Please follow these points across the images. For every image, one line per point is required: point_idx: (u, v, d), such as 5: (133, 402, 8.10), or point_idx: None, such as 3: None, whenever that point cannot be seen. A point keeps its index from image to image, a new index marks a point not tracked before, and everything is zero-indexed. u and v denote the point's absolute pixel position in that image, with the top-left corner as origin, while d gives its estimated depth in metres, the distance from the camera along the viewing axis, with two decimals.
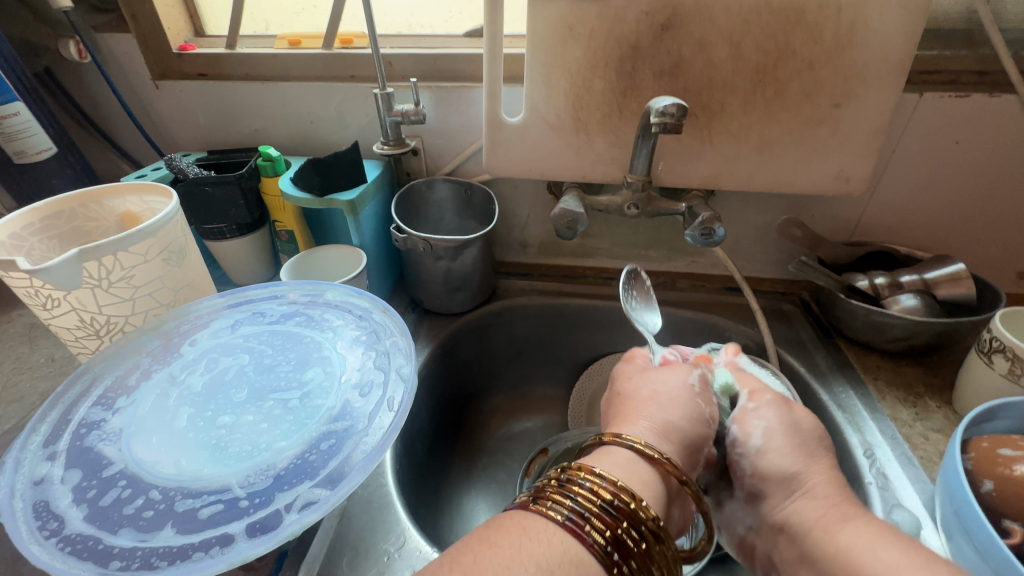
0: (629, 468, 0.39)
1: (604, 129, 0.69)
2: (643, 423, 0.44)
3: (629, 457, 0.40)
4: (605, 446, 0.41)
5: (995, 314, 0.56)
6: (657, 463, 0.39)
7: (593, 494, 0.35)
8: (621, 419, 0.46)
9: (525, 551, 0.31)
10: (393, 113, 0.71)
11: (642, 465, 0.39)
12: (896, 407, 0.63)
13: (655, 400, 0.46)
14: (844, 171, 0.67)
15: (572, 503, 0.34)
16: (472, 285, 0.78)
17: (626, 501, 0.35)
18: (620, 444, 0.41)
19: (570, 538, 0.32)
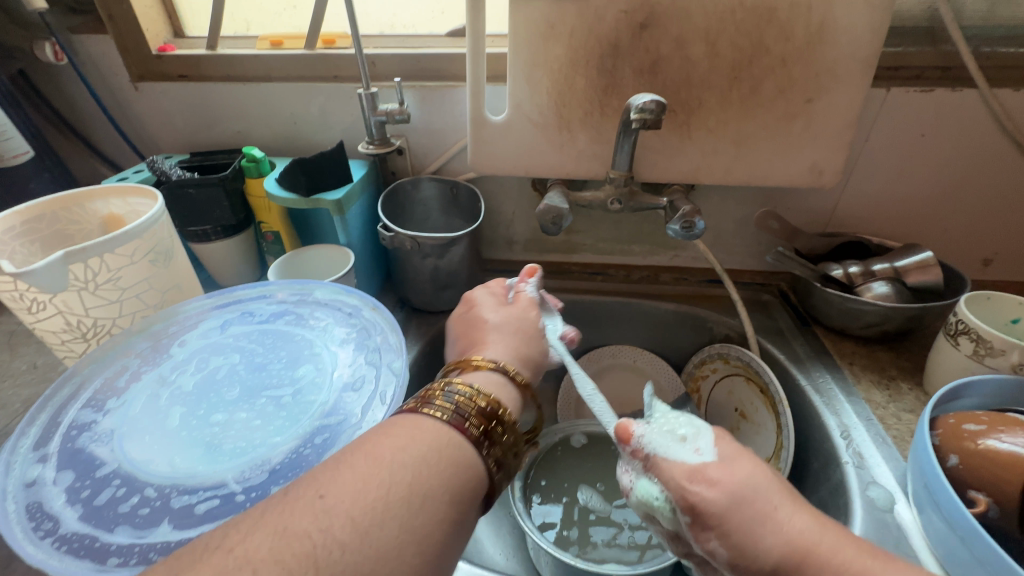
0: (495, 385, 0.42)
1: (586, 126, 0.71)
2: (492, 349, 0.47)
3: (491, 375, 0.42)
4: (471, 367, 0.43)
5: (960, 298, 0.59)
6: (518, 381, 0.43)
7: (469, 397, 0.37)
8: (475, 348, 0.48)
9: (415, 438, 0.33)
10: (378, 112, 0.72)
11: (504, 382, 0.43)
12: (870, 389, 0.65)
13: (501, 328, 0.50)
14: (817, 164, 0.70)
15: (453, 405, 0.36)
16: (460, 282, 0.78)
17: (496, 406, 0.38)
18: (485, 367, 0.43)
19: (448, 430, 0.35)
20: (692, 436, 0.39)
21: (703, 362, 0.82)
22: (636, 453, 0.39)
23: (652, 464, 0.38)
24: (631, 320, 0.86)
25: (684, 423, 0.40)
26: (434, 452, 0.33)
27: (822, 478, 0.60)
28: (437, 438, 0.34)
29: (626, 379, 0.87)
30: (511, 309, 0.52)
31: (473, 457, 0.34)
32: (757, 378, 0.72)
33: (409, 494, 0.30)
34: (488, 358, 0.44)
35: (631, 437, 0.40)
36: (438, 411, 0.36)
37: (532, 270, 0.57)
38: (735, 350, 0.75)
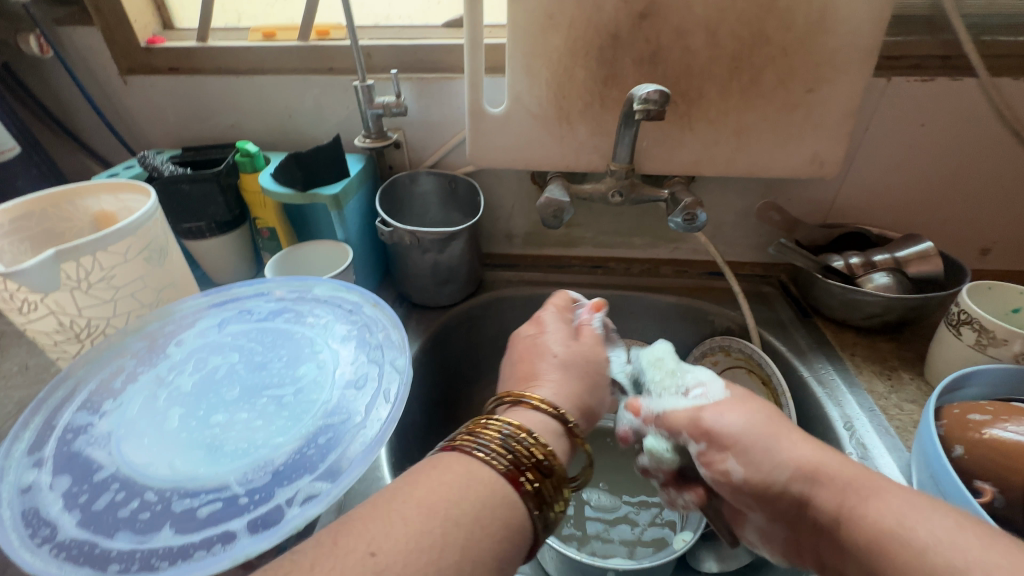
0: (548, 430, 0.41)
1: (586, 118, 0.70)
2: (546, 385, 0.46)
3: (541, 415, 0.42)
4: (524, 407, 0.43)
5: (963, 287, 0.59)
6: (572, 430, 0.42)
7: (526, 447, 0.37)
8: (526, 381, 0.48)
9: (472, 491, 0.33)
10: (374, 105, 0.71)
11: (558, 432, 0.42)
12: (872, 379, 0.65)
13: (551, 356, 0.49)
14: (818, 154, 0.69)
15: (510, 453, 0.36)
16: (459, 277, 0.78)
17: (550, 459, 0.38)
18: (541, 409, 0.42)
19: (503, 481, 0.35)
20: (702, 385, 0.49)
21: (704, 355, 0.81)
22: (645, 419, 0.50)
23: (658, 420, 0.49)
24: (632, 314, 0.86)
25: (686, 377, 0.51)
26: (478, 492, 0.33)
27: None
28: (476, 471, 0.35)
29: None
30: (579, 345, 0.51)
31: (519, 502, 0.34)
32: (759, 370, 0.72)
33: (460, 558, 0.29)
34: (547, 400, 0.43)
35: (641, 408, 0.50)
36: (488, 455, 0.36)
37: (600, 305, 0.57)
38: (737, 342, 0.75)
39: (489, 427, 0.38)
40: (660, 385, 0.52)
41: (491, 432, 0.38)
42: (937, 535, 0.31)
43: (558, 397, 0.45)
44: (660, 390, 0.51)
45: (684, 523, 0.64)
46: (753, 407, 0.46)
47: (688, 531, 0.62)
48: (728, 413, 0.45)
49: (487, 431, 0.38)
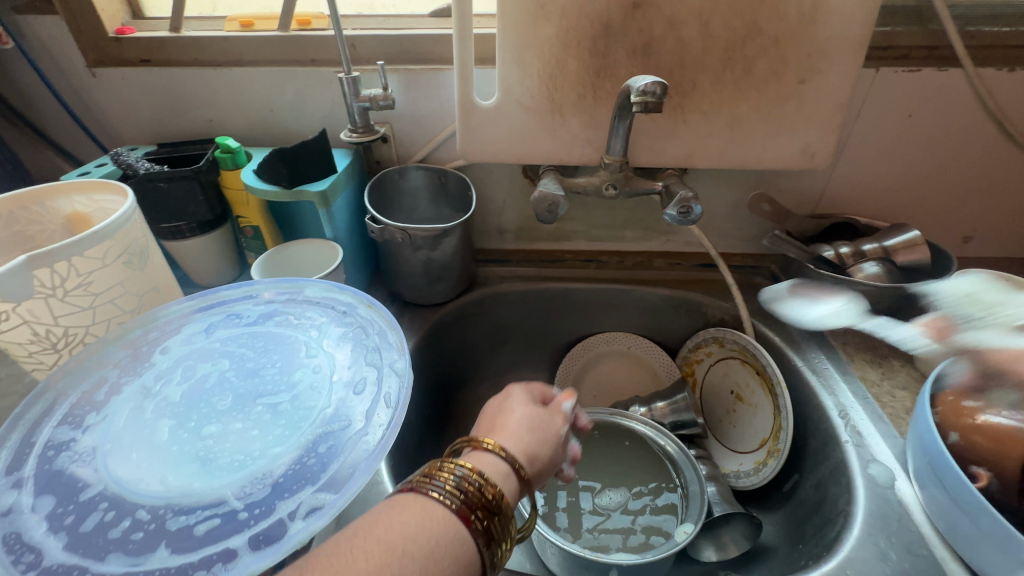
0: (501, 474, 0.39)
1: (579, 111, 0.69)
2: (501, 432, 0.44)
3: (496, 457, 0.40)
4: (478, 446, 0.41)
5: (951, 276, 0.60)
6: (524, 477, 0.40)
7: (479, 486, 0.36)
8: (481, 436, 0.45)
9: (422, 533, 0.33)
10: (361, 98, 0.69)
11: (510, 474, 0.40)
12: (864, 368, 0.66)
13: (506, 407, 0.47)
14: (809, 146, 0.70)
15: (463, 494, 0.35)
16: (452, 274, 0.76)
17: (503, 501, 0.37)
18: (494, 450, 0.40)
19: (456, 523, 0.34)
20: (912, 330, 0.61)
21: (697, 346, 0.82)
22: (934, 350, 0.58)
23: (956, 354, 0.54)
24: (626, 307, 0.86)
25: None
26: (430, 533, 0.33)
27: (822, 458, 0.61)
28: (423, 510, 0.34)
29: (620, 366, 0.89)
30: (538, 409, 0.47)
31: (469, 540, 0.34)
32: (753, 360, 0.73)
33: None
34: (500, 442, 0.41)
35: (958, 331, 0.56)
36: (442, 494, 0.35)
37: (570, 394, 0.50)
38: (731, 334, 0.76)
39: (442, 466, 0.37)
40: (987, 317, 0.54)
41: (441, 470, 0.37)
42: None
43: (512, 439, 0.43)
44: (987, 322, 0.54)
45: (685, 514, 0.64)
46: None
47: (690, 523, 0.62)
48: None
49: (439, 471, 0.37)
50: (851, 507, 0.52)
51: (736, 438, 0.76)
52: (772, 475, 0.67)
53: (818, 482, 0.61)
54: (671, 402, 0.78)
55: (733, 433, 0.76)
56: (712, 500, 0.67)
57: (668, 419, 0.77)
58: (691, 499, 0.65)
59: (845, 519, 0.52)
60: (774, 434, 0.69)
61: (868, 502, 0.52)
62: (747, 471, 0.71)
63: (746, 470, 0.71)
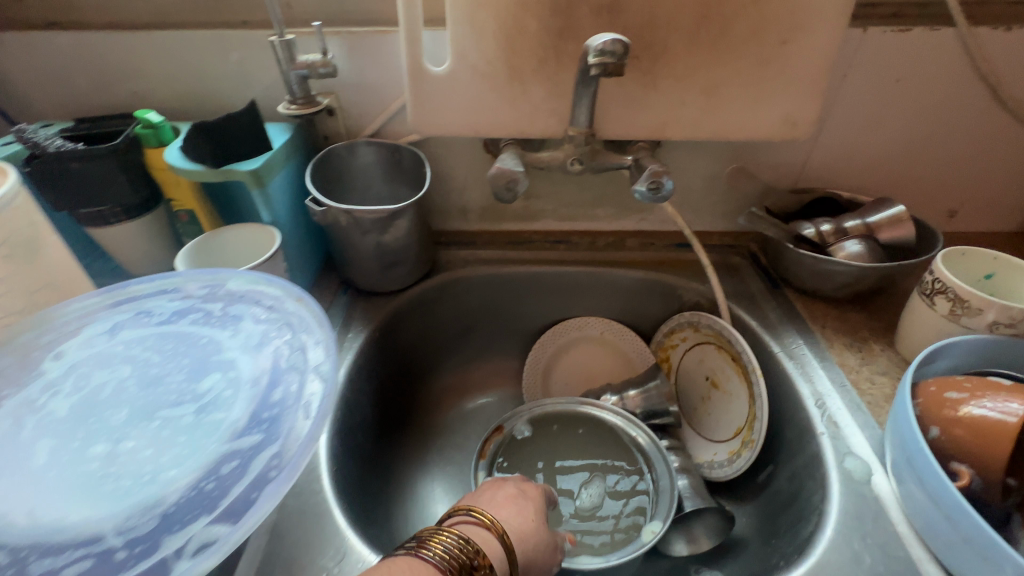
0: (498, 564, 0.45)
1: (541, 77, 0.62)
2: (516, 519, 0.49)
3: (499, 547, 0.45)
4: (494, 532, 0.46)
5: (938, 255, 0.56)
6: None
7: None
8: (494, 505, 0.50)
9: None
10: (297, 65, 0.62)
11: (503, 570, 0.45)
12: (843, 353, 0.63)
13: (519, 500, 0.52)
14: (791, 114, 0.64)
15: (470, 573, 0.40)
16: (408, 260, 0.71)
17: None
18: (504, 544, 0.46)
19: None
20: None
21: (672, 331, 0.78)
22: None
23: None
24: (597, 291, 0.82)
25: None
26: None
27: (796, 449, 0.58)
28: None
29: (592, 351, 0.85)
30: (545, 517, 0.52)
31: None
32: (729, 345, 0.69)
33: None
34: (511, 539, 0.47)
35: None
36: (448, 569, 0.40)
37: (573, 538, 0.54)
38: (706, 318, 0.72)
39: (455, 542, 0.42)
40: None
41: (453, 546, 0.41)
42: None
43: (518, 535, 0.48)
44: None
45: (653, 510, 0.62)
46: None
47: (658, 521, 0.60)
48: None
49: (449, 545, 0.41)
50: (824, 504, 0.49)
51: (710, 427, 0.72)
52: (745, 466, 0.64)
53: (791, 474, 0.58)
54: (643, 391, 0.76)
55: (708, 421, 0.73)
56: (683, 494, 0.64)
57: (640, 408, 0.74)
58: (660, 494, 0.64)
59: (817, 517, 0.49)
60: (748, 424, 0.65)
61: (843, 499, 0.48)
62: (721, 462, 0.68)
63: (720, 460, 0.68)
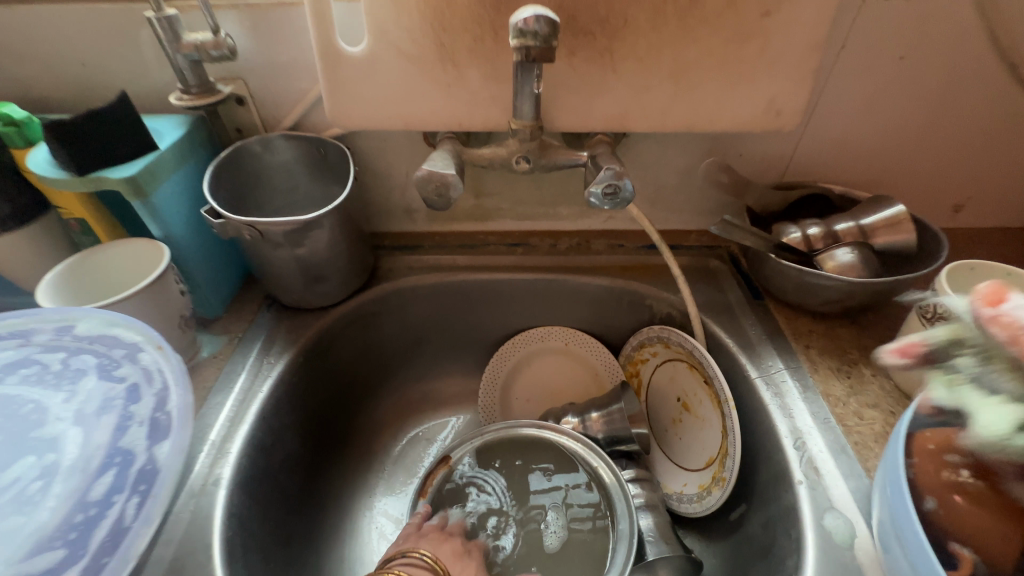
0: None
1: (477, 59, 0.52)
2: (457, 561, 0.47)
3: None
4: None
5: (942, 271, 0.48)
6: None
7: None
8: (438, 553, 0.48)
9: None
10: (183, 46, 0.51)
11: None
12: (828, 379, 0.55)
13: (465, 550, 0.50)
14: (775, 101, 0.54)
15: None
16: (336, 273, 0.62)
17: None
18: None
19: None
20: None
21: (642, 345, 0.70)
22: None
23: None
24: (558, 300, 0.73)
25: None
26: None
27: (771, 494, 0.51)
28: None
29: (555, 364, 0.76)
30: None
31: None
32: (701, 367, 0.62)
33: None
34: None
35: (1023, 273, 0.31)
36: None
37: None
38: (677, 335, 0.64)
39: None
40: None
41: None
42: None
43: None
44: None
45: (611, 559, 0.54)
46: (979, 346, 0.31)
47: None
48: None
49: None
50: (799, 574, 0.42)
51: (680, 453, 0.65)
52: (716, 505, 0.57)
53: (765, 522, 0.51)
54: (607, 412, 0.67)
55: (678, 447, 0.66)
56: (646, 539, 0.57)
57: (602, 433, 0.66)
58: (618, 539, 0.55)
59: None
60: (721, 457, 0.58)
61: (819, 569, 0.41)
62: (690, 496, 0.61)
63: (689, 494, 0.61)
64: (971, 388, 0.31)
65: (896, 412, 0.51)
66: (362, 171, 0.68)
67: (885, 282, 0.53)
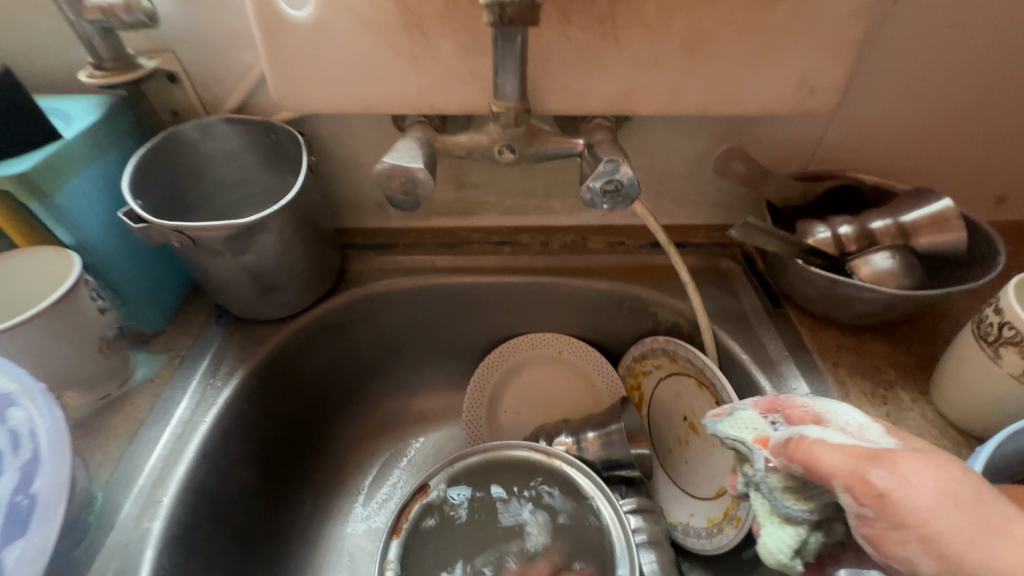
0: None
1: (449, 25, 0.43)
2: None
3: None
4: None
5: (1008, 285, 0.40)
6: None
7: None
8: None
9: None
10: (86, 11, 0.42)
11: None
12: (862, 406, 0.47)
13: None
14: (808, 77, 0.45)
15: None
16: (292, 281, 0.54)
17: None
18: None
19: None
20: (855, 425, 0.33)
21: (644, 357, 0.62)
22: (786, 454, 0.31)
23: None
24: (550, 306, 0.65)
25: None
26: None
27: None
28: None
29: (546, 374, 0.68)
30: None
31: None
32: (712, 387, 0.54)
33: None
34: None
35: (778, 405, 0.37)
36: None
37: None
38: (685, 349, 0.56)
39: None
40: None
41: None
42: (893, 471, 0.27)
43: None
44: None
45: None
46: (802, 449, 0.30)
47: None
48: (913, 473, 0.26)
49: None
50: None
51: (688, 479, 0.58)
52: (730, 546, 0.50)
53: None
54: (605, 433, 0.60)
55: (684, 471, 0.59)
56: None
57: (598, 457, 0.59)
58: None
59: None
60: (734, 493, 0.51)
61: None
62: (698, 531, 0.55)
63: (697, 528, 0.55)
64: (764, 507, 0.33)
65: (941, 446, 0.44)
66: (325, 160, 0.59)
67: (927, 296, 0.45)
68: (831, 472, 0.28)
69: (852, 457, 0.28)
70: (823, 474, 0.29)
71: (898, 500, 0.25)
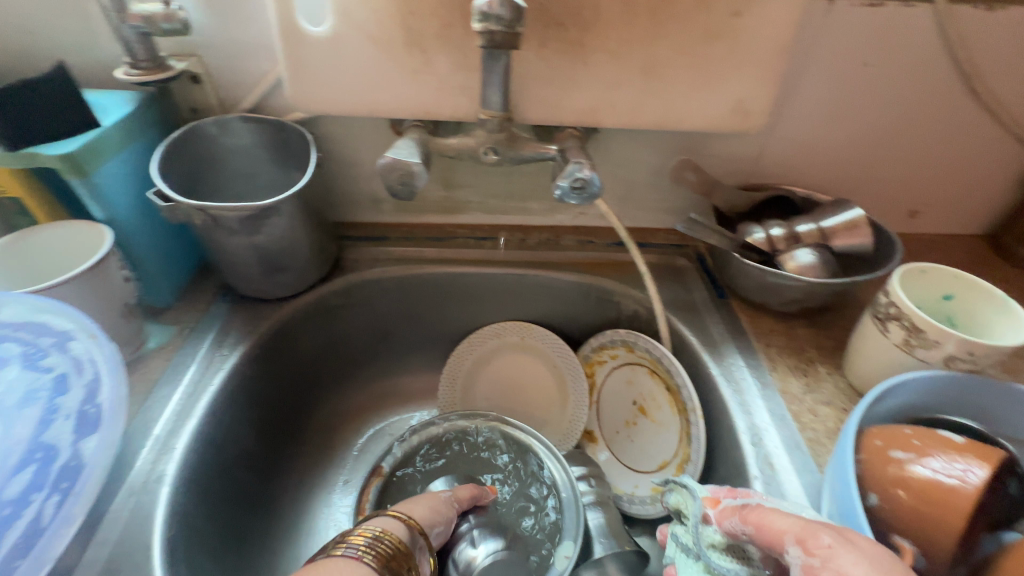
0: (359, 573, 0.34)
1: (446, 44, 0.51)
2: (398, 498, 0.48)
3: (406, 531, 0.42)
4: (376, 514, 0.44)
5: (895, 272, 0.49)
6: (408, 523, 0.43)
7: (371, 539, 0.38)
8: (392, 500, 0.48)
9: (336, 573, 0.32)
10: (130, 17, 0.48)
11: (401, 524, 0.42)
12: (787, 378, 0.56)
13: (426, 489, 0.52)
14: (742, 101, 0.54)
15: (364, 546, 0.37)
16: (296, 263, 0.60)
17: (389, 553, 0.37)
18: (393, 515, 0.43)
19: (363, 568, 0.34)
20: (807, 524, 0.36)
21: (602, 347, 0.69)
22: (741, 516, 0.35)
23: None
24: (527, 295, 0.72)
25: None
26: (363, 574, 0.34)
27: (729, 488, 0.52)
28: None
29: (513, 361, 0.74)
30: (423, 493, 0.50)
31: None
32: (664, 373, 0.62)
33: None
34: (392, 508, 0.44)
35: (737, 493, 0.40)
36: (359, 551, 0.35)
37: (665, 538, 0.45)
38: (644, 341, 0.63)
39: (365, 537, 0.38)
40: None
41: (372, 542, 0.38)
42: (839, 535, 0.29)
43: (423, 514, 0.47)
44: None
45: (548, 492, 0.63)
46: (775, 520, 0.33)
47: (570, 543, 0.55)
48: (860, 540, 0.28)
49: (366, 538, 0.38)
50: None
51: (633, 455, 0.66)
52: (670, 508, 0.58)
53: None
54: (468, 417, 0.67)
55: (630, 448, 0.66)
56: (595, 536, 0.57)
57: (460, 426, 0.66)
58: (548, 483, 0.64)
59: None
60: (676, 460, 0.59)
61: None
62: (643, 498, 0.62)
63: (642, 496, 0.62)
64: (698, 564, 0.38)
65: (848, 409, 0.53)
66: (328, 159, 0.66)
67: (838, 285, 0.54)
68: (784, 531, 0.31)
69: (804, 522, 0.31)
70: (776, 532, 0.32)
71: (838, 554, 0.28)
